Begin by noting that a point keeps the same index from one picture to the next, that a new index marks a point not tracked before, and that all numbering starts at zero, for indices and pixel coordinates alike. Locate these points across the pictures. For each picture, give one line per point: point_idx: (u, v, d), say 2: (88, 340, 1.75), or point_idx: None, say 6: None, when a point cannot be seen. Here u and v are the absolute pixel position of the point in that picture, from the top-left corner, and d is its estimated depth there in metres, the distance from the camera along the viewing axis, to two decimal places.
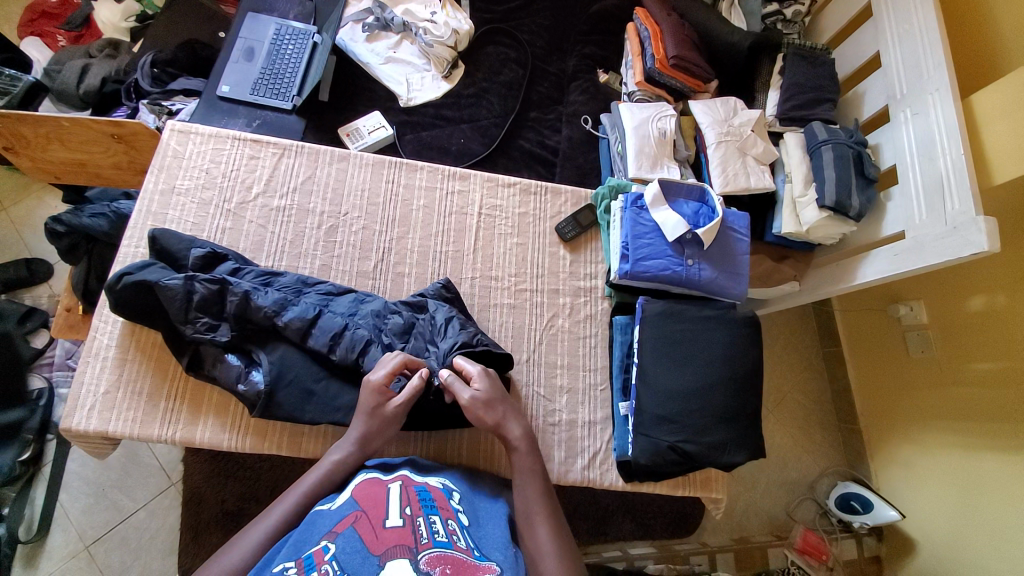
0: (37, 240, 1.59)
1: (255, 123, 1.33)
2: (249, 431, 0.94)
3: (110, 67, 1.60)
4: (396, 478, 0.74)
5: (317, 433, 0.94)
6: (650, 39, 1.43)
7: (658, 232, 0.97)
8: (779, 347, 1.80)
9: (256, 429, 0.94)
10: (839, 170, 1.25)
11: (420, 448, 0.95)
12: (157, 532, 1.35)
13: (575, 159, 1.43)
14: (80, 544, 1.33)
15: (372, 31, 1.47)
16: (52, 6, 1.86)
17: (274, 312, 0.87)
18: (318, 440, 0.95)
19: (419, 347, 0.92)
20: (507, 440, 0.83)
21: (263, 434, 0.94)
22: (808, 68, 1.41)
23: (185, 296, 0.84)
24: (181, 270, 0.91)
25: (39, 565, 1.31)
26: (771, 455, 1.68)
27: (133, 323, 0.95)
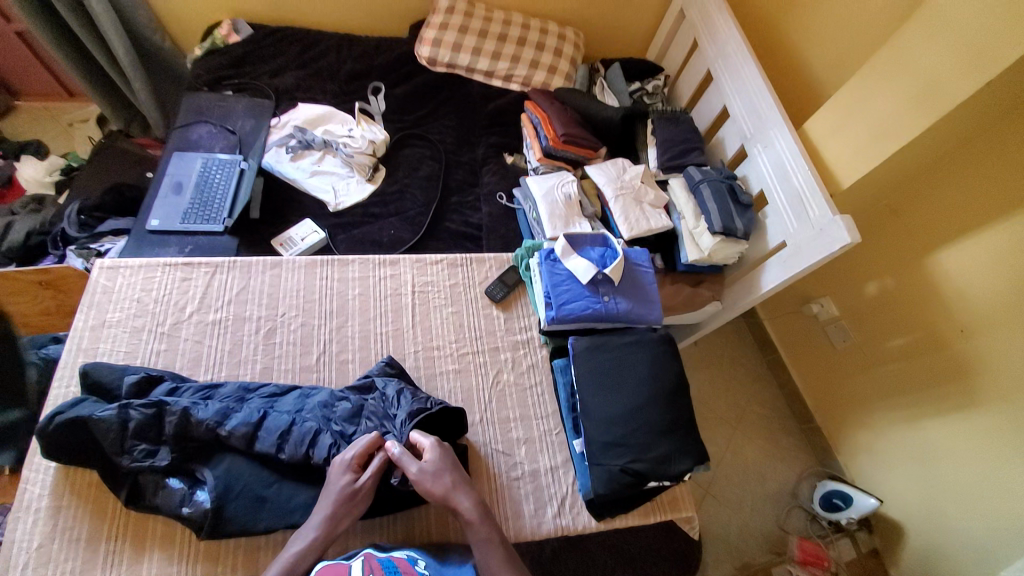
0: None
1: (189, 248, 1.40)
2: (199, 558, 0.88)
3: (35, 220, 1.63)
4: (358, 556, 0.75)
5: (275, 542, 0.89)
6: (541, 124, 1.69)
7: (573, 278, 1.08)
8: (726, 365, 1.92)
9: (206, 554, 0.88)
10: (718, 202, 1.47)
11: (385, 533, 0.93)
12: None
13: (498, 230, 1.58)
14: None
15: (296, 152, 1.62)
16: None
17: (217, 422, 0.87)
18: (274, 553, 0.90)
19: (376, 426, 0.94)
20: (459, 514, 0.83)
21: (214, 558, 0.88)
22: (673, 126, 1.71)
23: (120, 425, 0.84)
24: (114, 400, 0.90)
25: None
26: (746, 469, 1.73)
27: (68, 465, 0.91)
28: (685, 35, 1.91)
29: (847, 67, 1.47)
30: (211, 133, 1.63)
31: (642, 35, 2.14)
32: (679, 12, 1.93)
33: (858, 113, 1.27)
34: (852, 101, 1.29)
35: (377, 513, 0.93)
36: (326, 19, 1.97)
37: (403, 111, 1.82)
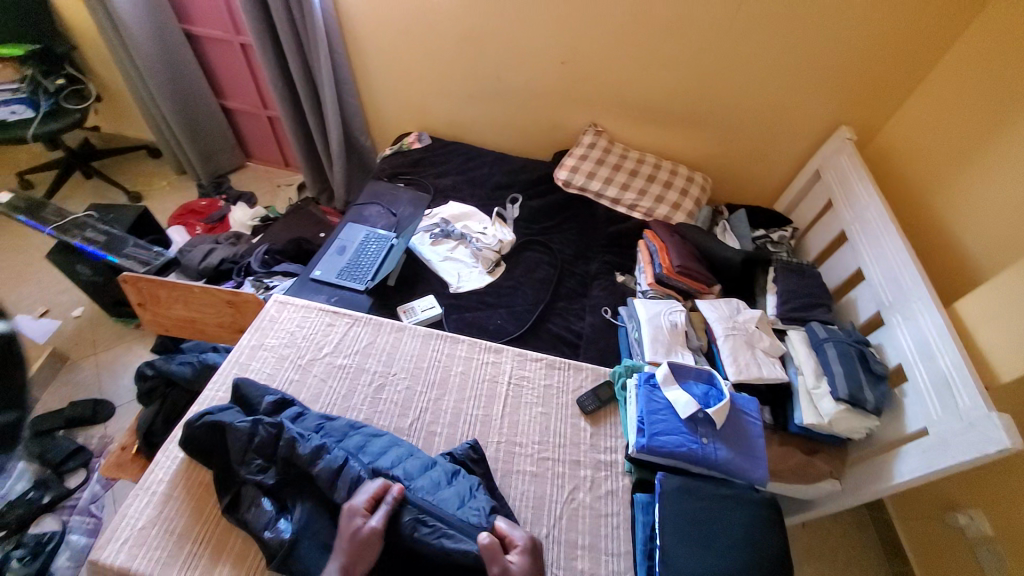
0: (113, 385, 1.91)
1: (334, 298, 1.66)
2: None
3: (230, 251, 2.06)
4: None
5: None
6: (658, 252, 1.76)
7: (671, 409, 1.04)
8: (836, 559, 1.60)
9: None
10: (846, 366, 1.35)
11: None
12: None
13: (597, 342, 1.61)
14: None
15: (436, 238, 1.89)
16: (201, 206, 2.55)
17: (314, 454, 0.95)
18: None
19: (452, 502, 0.93)
20: None
21: None
22: (798, 279, 1.67)
23: (248, 437, 0.96)
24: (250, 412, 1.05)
25: None
26: None
27: (193, 459, 1.05)
28: (819, 195, 1.94)
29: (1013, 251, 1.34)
30: (379, 213, 1.99)
31: (770, 189, 2.21)
32: (815, 172, 2.00)
33: (1020, 304, 1.14)
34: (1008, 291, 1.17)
35: None
36: (489, 140, 2.39)
37: (533, 219, 2.05)
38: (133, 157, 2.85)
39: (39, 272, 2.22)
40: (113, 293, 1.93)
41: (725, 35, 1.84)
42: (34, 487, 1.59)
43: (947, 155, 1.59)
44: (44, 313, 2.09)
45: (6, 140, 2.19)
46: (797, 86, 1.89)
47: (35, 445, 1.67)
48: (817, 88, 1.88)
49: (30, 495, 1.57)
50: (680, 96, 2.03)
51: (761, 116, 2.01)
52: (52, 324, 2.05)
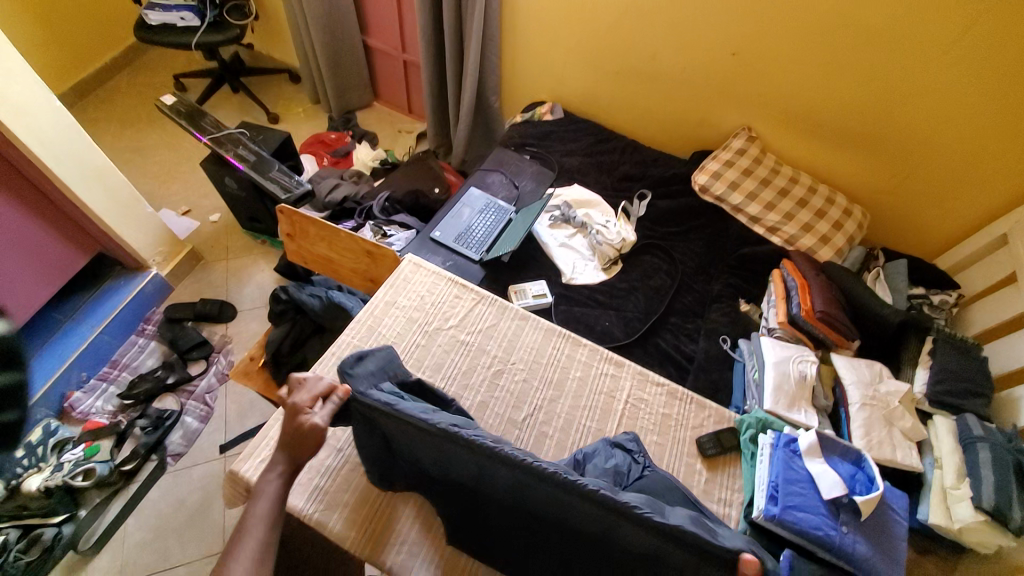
0: (237, 291, 2.09)
1: (449, 263, 1.70)
2: (367, 539, 1.03)
3: (352, 189, 2.15)
4: None
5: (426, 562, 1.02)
6: (797, 290, 1.59)
7: (811, 483, 0.98)
8: None
9: (371, 540, 1.03)
10: (997, 474, 1.16)
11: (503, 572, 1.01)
12: None
13: (709, 371, 1.51)
14: None
15: (556, 221, 1.83)
16: (330, 139, 2.67)
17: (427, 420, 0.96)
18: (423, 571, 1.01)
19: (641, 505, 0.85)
20: None
21: (376, 548, 1.02)
22: (961, 358, 1.42)
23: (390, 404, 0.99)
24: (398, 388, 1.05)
25: None
26: None
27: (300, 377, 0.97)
28: (1003, 263, 1.57)
29: None
30: (501, 182, 1.99)
31: (936, 243, 1.85)
32: (1002, 236, 1.64)
33: None
34: None
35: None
36: (623, 124, 2.24)
37: (657, 221, 1.91)
38: (276, 79, 3.00)
39: (188, 173, 2.44)
40: (250, 208, 2.09)
41: (942, 57, 1.54)
42: (162, 368, 1.82)
43: None
44: (187, 212, 2.31)
45: (179, 45, 2.36)
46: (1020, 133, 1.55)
47: (169, 330, 1.90)
48: None
49: (158, 374, 1.81)
50: (862, 116, 1.75)
51: (950, 157, 1.68)
52: (193, 224, 2.27)
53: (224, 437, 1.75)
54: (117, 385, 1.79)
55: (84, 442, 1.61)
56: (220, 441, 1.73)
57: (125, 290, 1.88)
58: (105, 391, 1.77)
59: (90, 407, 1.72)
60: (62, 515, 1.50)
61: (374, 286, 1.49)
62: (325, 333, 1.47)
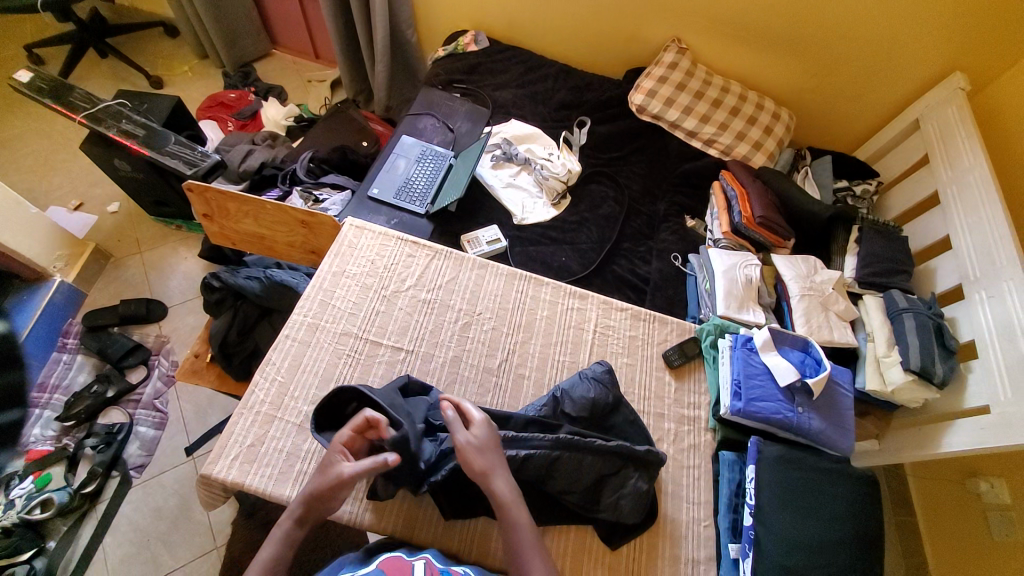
0: (162, 285, 1.89)
1: (393, 221, 1.60)
2: (369, 507, 1.03)
3: (269, 154, 1.93)
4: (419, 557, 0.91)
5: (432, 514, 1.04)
6: (737, 199, 1.65)
7: (768, 375, 1.09)
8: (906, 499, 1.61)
9: (374, 507, 1.04)
10: (920, 337, 1.32)
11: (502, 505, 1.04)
12: None
13: (665, 289, 1.57)
14: None
15: (498, 161, 1.75)
16: (229, 99, 2.34)
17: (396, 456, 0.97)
18: (430, 527, 1.04)
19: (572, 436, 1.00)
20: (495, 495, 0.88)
21: (381, 513, 1.03)
22: (883, 241, 1.56)
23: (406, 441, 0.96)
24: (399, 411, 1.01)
25: None
26: None
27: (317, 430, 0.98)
28: (916, 146, 1.70)
29: None
30: (435, 126, 1.85)
31: (857, 134, 1.95)
32: (914, 121, 1.74)
33: None
34: None
35: None
36: (551, 48, 2.12)
37: (599, 148, 1.88)
38: (149, 36, 2.57)
39: (68, 161, 2.10)
40: (152, 191, 1.85)
41: None
42: (98, 382, 1.65)
43: None
44: (79, 206, 2.00)
45: (13, 4, 1.94)
46: (921, 20, 1.61)
47: (94, 341, 1.71)
48: (941, 26, 1.60)
49: (95, 389, 1.64)
50: (782, 16, 1.75)
51: (868, 48, 1.72)
52: (90, 218, 1.98)
53: (187, 439, 1.66)
54: (53, 409, 1.61)
55: (32, 474, 1.49)
56: (185, 444, 1.64)
57: (31, 306, 1.67)
58: (40, 416, 1.60)
59: (27, 437, 1.56)
60: (30, 551, 1.40)
61: (316, 258, 1.39)
62: (273, 314, 1.36)
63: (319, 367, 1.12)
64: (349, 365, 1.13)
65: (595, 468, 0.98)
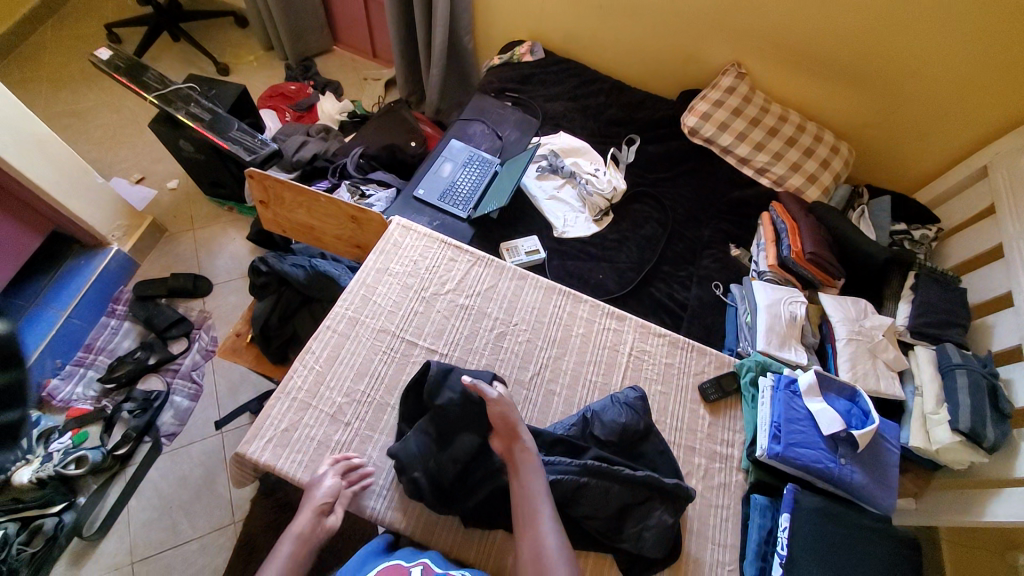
0: (209, 262, 1.98)
1: (436, 223, 1.62)
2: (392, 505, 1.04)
3: (322, 147, 2.00)
4: (417, 563, 0.91)
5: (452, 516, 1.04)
6: (787, 232, 1.60)
7: (811, 421, 1.05)
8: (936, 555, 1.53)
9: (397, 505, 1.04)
10: (973, 395, 1.24)
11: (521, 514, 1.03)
12: (200, 569, 1.48)
13: (703, 318, 1.53)
14: (129, 555, 1.48)
15: (543, 172, 1.75)
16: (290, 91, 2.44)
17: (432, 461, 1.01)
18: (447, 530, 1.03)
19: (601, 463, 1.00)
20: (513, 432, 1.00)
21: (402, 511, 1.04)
22: (940, 291, 1.48)
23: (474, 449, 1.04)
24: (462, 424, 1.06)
25: (87, 561, 1.47)
26: None
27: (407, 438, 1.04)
28: (981, 194, 1.61)
29: None
30: (484, 132, 1.88)
31: (919, 176, 1.86)
32: (982, 168, 1.66)
33: None
34: None
35: None
36: (607, 64, 2.12)
37: (646, 168, 1.85)
38: (221, 25, 2.71)
39: (137, 137, 2.23)
40: (211, 173, 1.94)
41: None
42: (141, 348, 1.74)
43: None
44: (141, 180, 2.12)
45: None
46: (1005, 63, 1.52)
47: (142, 310, 1.80)
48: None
49: (137, 355, 1.73)
50: (853, 48, 1.69)
51: (944, 89, 1.64)
52: (151, 193, 2.09)
53: (217, 413, 1.71)
54: (96, 369, 1.71)
55: (71, 430, 1.57)
56: (214, 418, 1.70)
57: (88, 270, 1.76)
58: (85, 376, 1.69)
59: (71, 394, 1.65)
60: (61, 504, 1.47)
61: (360, 253, 1.42)
62: (313, 303, 1.40)
63: (355, 361, 1.14)
64: (385, 362, 1.14)
65: (619, 491, 0.97)
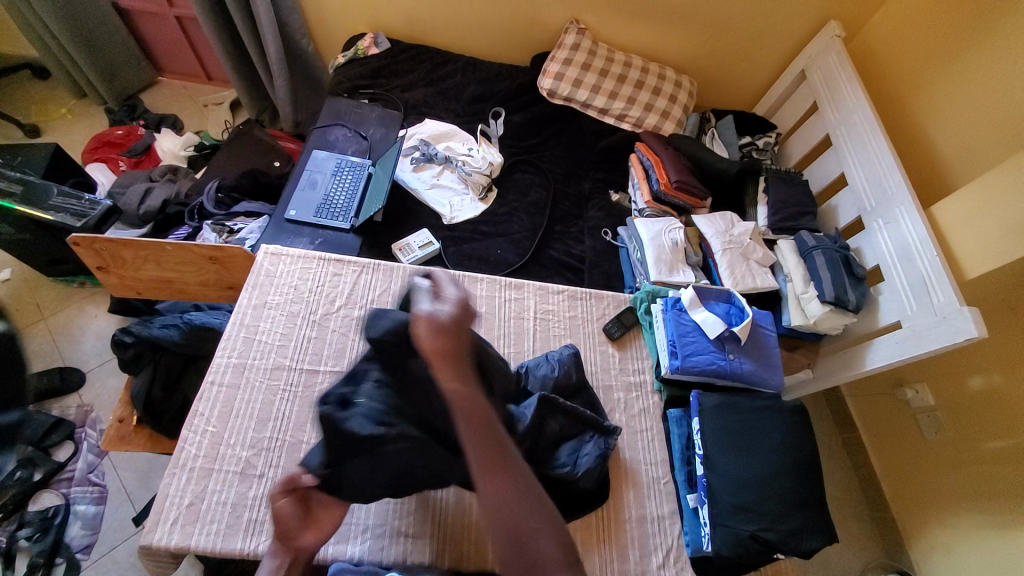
0: (72, 351, 1.72)
1: (317, 241, 1.54)
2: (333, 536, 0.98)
3: (171, 190, 1.79)
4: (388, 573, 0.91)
5: (406, 523, 1.02)
6: (654, 167, 1.72)
7: (699, 331, 1.17)
8: (860, 412, 1.83)
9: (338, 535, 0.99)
10: (831, 270, 1.44)
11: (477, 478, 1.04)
12: None
13: (601, 265, 1.62)
14: None
15: (418, 163, 1.72)
16: (117, 137, 2.13)
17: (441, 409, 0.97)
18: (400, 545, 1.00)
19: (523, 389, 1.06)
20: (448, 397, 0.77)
21: (343, 539, 0.98)
22: (787, 188, 1.69)
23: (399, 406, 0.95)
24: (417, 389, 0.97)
25: None
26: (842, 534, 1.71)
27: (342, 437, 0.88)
28: (804, 96, 1.83)
29: (973, 153, 1.41)
30: (346, 136, 1.79)
31: (752, 92, 2.09)
32: (800, 73, 1.86)
33: (999, 205, 1.22)
34: (983, 194, 1.26)
35: None
36: (455, 42, 2.10)
37: (518, 137, 1.89)
38: (9, 79, 2.29)
39: None
40: (43, 251, 1.66)
41: None
42: (20, 467, 1.44)
43: (926, 56, 1.55)
44: None
45: None
46: None
47: None
48: None
49: (19, 475, 1.43)
50: None
51: (751, 8, 1.82)
52: None
53: (135, 509, 1.53)
54: None
55: None
56: (132, 514, 1.51)
57: None
58: None
59: None
60: None
61: (235, 294, 1.32)
62: (198, 363, 1.28)
63: (253, 408, 1.06)
64: (287, 401, 1.08)
65: (559, 425, 1.04)
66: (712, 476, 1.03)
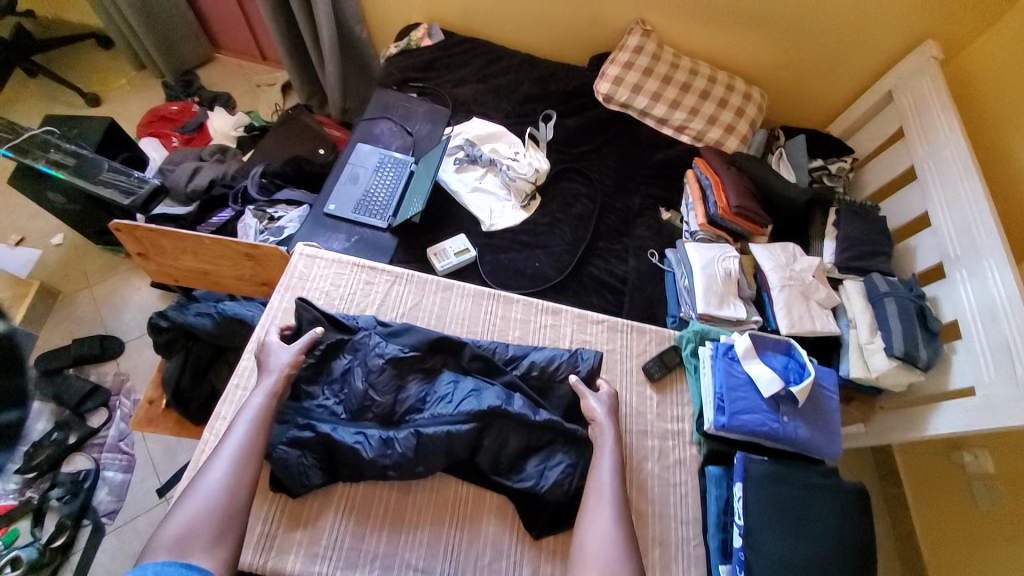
0: (114, 320, 1.78)
1: (353, 238, 1.51)
2: (340, 560, 0.96)
3: (218, 170, 1.81)
4: None
5: (413, 553, 0.98)
6: (711, 187, 1.60)
7: (751, 385, 1.07)
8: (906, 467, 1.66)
9: (346, 561, 0.96)
10: (903, 321, 1.29)
11: (467, 491, 1.04)
12: None
13: (643, 290, 1.52)
14: None
15: (462, 164, 1.66)
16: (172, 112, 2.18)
17: (396, 399, 1.04)
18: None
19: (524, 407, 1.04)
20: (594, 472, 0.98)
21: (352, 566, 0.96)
22: (862, 223, 1.52)
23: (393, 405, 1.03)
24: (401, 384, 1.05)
25: None
26: None
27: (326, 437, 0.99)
28: (891, 119, 1.64)
29: None
30: (392, 130, 1.75)
31: (828, 110, 1.90)
32: (888, 94, 1.67)
33: None
34: None
35: (509, 541, 1.01)
36: (511, 37, 2.00)
37: (567, 143, 1.79)
38: (80, 49, 2.38)
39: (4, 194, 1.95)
40: (92, 222, 1.71)
41: None
42: (58, 428, 1.55)
43: None
44: (20, 242, 1.87)
45: None
46: None
47: (49, 385, 1.60)
48: None
49: (55, 436, 1.53)
50: None
51: (839, 18, 1.65)
52: (34, 253, 1.84)
53: (159, 481, 1.57)
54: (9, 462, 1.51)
55: None
56: (155, 487, 1.55)
57: None
58: None
59: None
60: None
61: (269, 289, 1.33)
62: (227, 352, 1.29)
63: None
64: None
65: (519, 441, 1.03)
66: (749, 552, 0.95)
